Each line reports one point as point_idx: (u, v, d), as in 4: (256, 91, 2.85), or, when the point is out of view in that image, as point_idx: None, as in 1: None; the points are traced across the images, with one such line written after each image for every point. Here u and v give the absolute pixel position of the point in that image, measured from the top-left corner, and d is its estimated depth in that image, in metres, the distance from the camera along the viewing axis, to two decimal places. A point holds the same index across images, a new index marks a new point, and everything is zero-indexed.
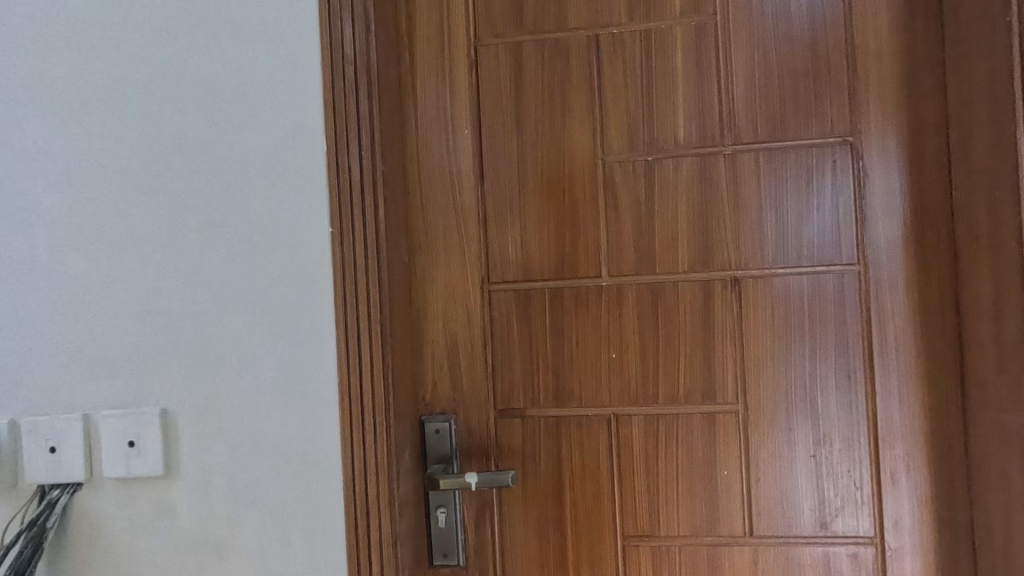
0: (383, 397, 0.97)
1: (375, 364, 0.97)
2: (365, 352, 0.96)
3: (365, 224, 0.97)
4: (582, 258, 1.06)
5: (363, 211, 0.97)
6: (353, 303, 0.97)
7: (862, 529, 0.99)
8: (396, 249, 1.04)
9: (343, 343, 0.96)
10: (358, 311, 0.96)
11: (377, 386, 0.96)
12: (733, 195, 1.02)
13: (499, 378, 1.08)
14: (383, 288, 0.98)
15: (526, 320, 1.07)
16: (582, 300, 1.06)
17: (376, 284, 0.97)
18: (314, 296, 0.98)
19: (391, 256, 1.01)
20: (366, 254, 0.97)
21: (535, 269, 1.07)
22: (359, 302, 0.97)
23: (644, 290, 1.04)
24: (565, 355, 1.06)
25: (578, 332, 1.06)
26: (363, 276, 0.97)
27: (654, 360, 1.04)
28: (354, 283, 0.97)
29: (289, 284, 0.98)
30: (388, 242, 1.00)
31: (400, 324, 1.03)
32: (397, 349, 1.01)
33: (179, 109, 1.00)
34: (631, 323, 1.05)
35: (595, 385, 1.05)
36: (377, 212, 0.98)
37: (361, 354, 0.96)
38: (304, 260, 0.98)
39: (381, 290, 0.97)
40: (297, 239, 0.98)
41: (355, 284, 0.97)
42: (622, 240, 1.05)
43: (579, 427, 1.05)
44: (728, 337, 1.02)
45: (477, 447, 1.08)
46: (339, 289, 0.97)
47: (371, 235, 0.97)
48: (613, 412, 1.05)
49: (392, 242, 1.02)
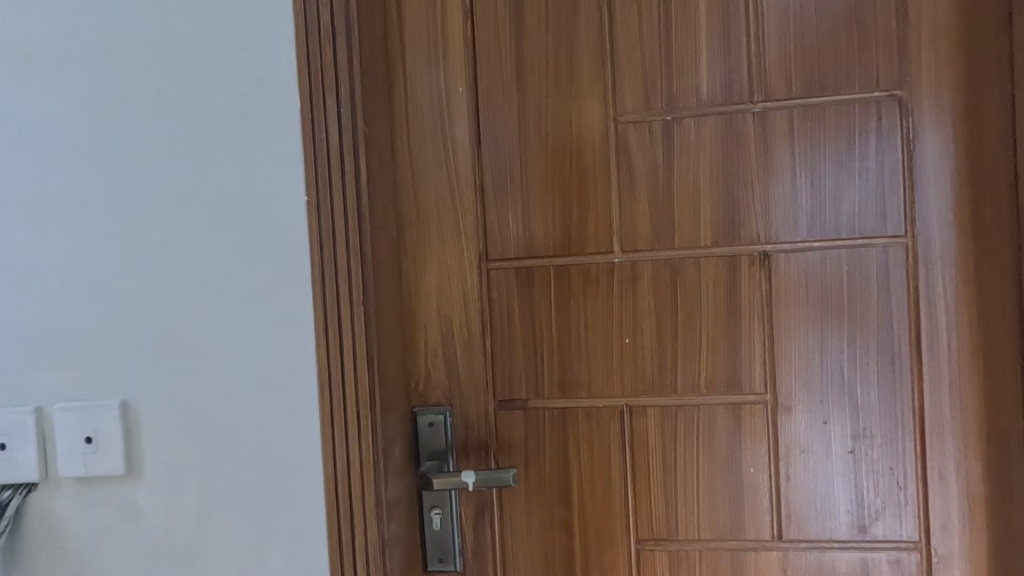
0: (369, 388, 0.86)
1: (360, 351, 0.86)
2: (349, 339, 0.85)
3: (347, 193, 0.86)
4: (591, 232, 0.94)
5: (344, 179, 0.86)
6: (334, 283, 0.85)
7: (905, 533, 0.88)
8: (382, 222, 0.92)
9: (324, 328, 0.86)
10: (340, 292, 0.85)
11: (362, 376, 0.86)
12: (764, 159, 0.90)
13: (498, 366, 0.97)
14: (368, 265, 0.86)
15: (529, 302, 0.96)
16: (592, 279, 0.94)
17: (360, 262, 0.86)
18: (291, 275, 0.87)
19: (377, 230, 0.90)
20: (349, 228, 0.86)
21: (539, 246, 0.96)
22: (341, 281, 0.85)
23: (662, 268, 0.93)
24: (573, 342, 0.95)
25: (588, 316, 0.95)
26: (345, 253, 0.85)
27: (673, 345, 0.93)
28: (335, 260, 0.85)
29: (262, 262, 0.87)
30: (374, 215, 0.88)
31: (388, 307, 0.92)
32: (385, 335, 0.90)
33: (133, 63, 0.88)
34: (647, 305, 0.93)
35: (607, 374, 0.94)
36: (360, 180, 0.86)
37: (344, 340, 0.85)
38: (279, 235, 0.87)
39: (366, 269, 0.86)
40: (270, 210, 0.87)
41: (336, 261, 0.85)
42: (637, 211, 0.93)
43: (588, 420, 0.95)
44: (756, 319, 0.91)
45: (475, 442, 0.98)
46: (318, 267, 0.86)
47: (354, 206, 0.86)
48: (626, 404, 0.94)
49: (378, 214, 0.90)
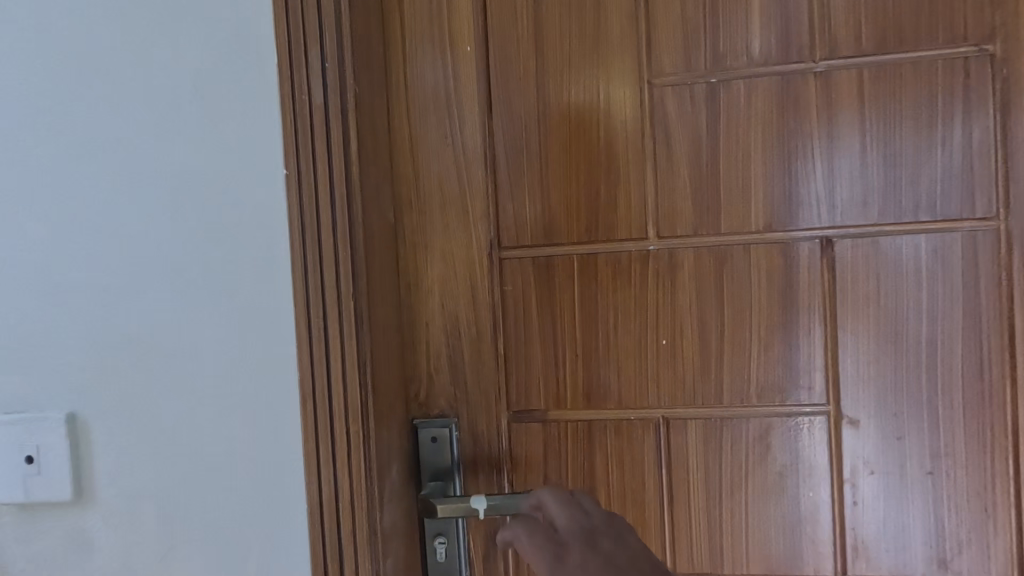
0: (360, 401, 0.72)
1: (350, 356, 0.72)
2: (337, 341, 0.71)
3: (334, 167, 0.71)
4: (622, 215, 0.81)
5: (330, 149, 0.71)
6: (318, 275, 0.71)
7: (994, 570, 0.75)
8: (377, 203, 0.78)
9: (307, 328, 0.72)
10: (326, 286, 0.71)
11: (352, 385, 0.72)
12: (828, 128, 0.76)
13: (513, 371, 0.83)
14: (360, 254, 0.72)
15: (549, 297, 0.82)
16: (622, 270, 0.81)
17: (350, 250, 0.71)
18: (268, 265, 0.73)
19: (371, 211, 0.75)
20: (336, 208, 0.71)
21: (560, 231, 0.82)
22: (327, 273, 0.71)
23: (705, 257, 0.79)
24: (600, 343, 0.81)
25: (617, 313, 0.81)
26: (332, 239, 0.71)
27: (719, 347, 0.79)
28: (320, 247, 0.71)
29: (234, 250, 0.73)
30: (366, 193, 0.74)
31: (384, 303, 0.79)
32: (380, 336, 0.76)
33: (74, 7, 0.73)
34: (686, 300, 0.80)
35: (639, 381, 0.81)
36: (351, 151, 0.72)
37: (331, 343, 0.71)
38: (253, 217, 0.73)
39: (357, 258, 0.72)
40: (241, 186, 0.73)
41: (321, 247, 0.71)
42: (676, 190, 0.79)
43: (618, 435, 0.81)
44: (817, 317, 0.77)
45: (486, 459, 0.84)
46: (299, 255, 0.71)
47: (342, 182, 0.71)
48: (663, 415, 0.80)
49: (373, 193, 0.76)
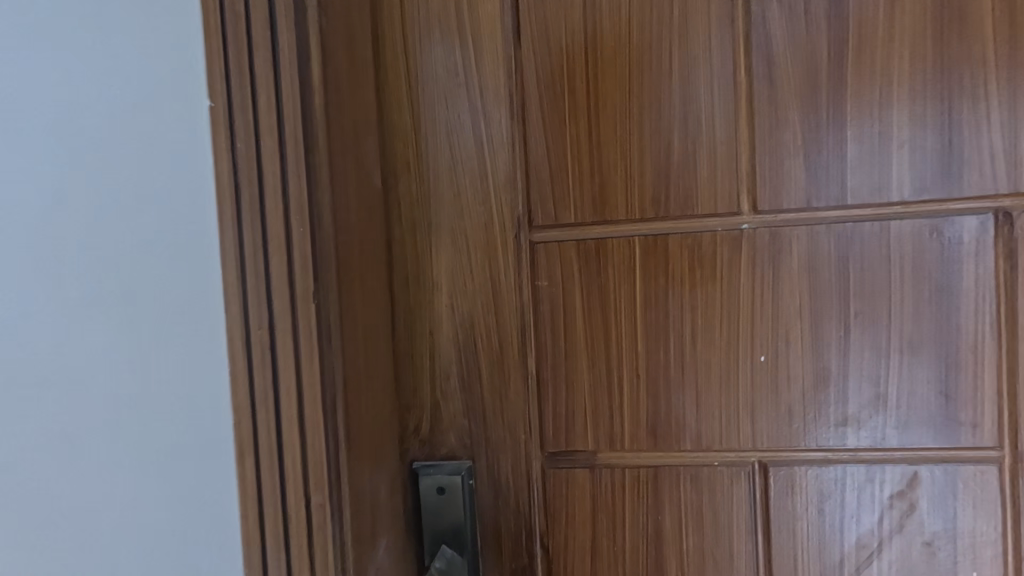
0: (328, 449, 0.50)
1: (312, 386, 0.49)
2: (292, 363, 0.49)
3: (285, 108, 0.48)
4: (703, 181, 0.58)
5: (280, 81, 0.48)
6: (263, 266, 0.48)
7: None
8: (356, 164, 0.55)
9: (246, 344, 0.49)
10: (274, 282, 0.49)
11: (317, 428, 0.49)
12: (1010, 48, 0.52)
13: (549, 396, 0.61)
14: (327, 235, 0.50)
15: (600, 296, 0.59)
16: (703, 258, 0.58)
17: (311, 229, 0.49)
18: (191, 253, 0.49)
19: (347, 174, 0.53)
20: (289, 168, 0.48)
21: (616, 205, 0.59)
22: (275, 263, 0.48)
23: (824, 238, 0.56)
24: (671, 359, 0.59)
25: (696, 319, 0.58)
26: (281, 214, 0.48)
27: (842, 366, 0.56)
28: (264, 226, 0.48)
29: (140, 231, 0.50)
30: (337, 147, 0.51)
31: (368, 304, 0.56)
32: (361, 353, 0.54)
33: None
34: (795, 301, 0.57)
35: (726, 413, 0.58)
36: (312, 86, 0.49)
37: (283, 366, 0.49)
38: (168, 181, 0.49)
39: (321, 241, 0.49)
40: (157, 136, 0.49)
41: (266, 225, 0.48)
42: (783, 144, 0.56)
43: (696, 485, 0.59)
44: (991, 323, 0.54)
45: (511, 516, 0.62)
46: (234, 237, 0.48)
47: (299, 130, 0.48)
48: (759, 459, 0.58)
49: (349, 149, 0.54)
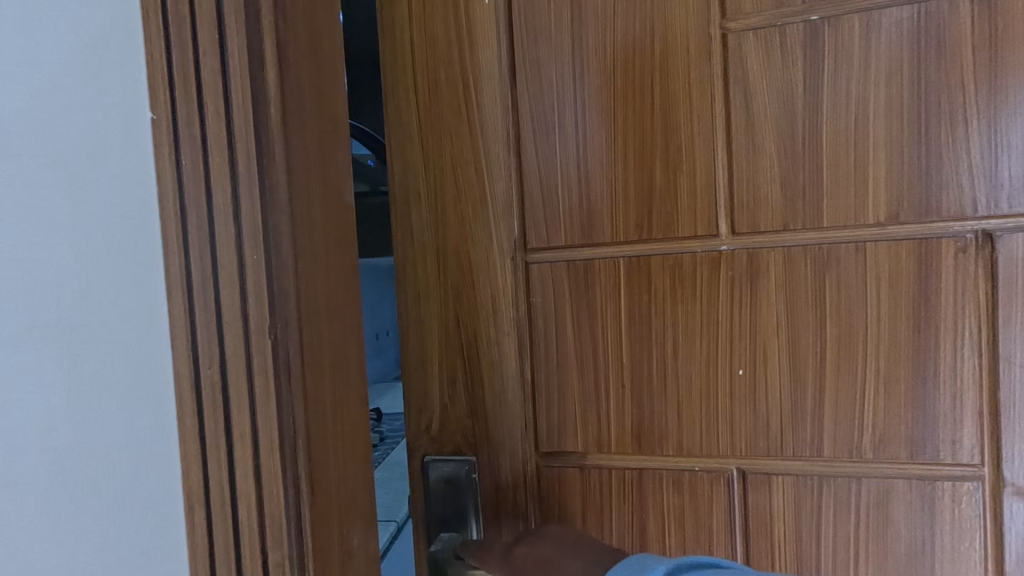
0: (289, 532, 0.41)
1: (270, 449, 0.40)
2: (249, 422, 0.40)
3: (232, 93, 0.39)
4: (684, 206, 0.62)
5: (228, 83, 0.39)
6: (213, 305, 0.39)
7: None
8: (324, 182, 0.44)
9: (196, 392, 0.40)
10: (226, 321, 0.39)
11: (274, 501, 0.40)
12: (990, 73, 0.53)
13: (542, 401, 0.67)
14: (287, 266, 0.40)
15: (588, 310, 0.65)
16: (684, 278, 0.62)
17: (267, 256, 0.39)
18: (121, 259, 0.40)
19: (309, 193, 0.42)
20: (242, 188, 0.39)
21: (602, 228, 0.64)
22: (227, 301, 0.39)
23: (802, 259, 0.59)
24: (655, 371, 0.63)
25: (677, 333, 0.62)
26: (232, 232, 0.39)
27: (818, 380, 0.59)
28: (211, 251, 0.39)
29: (60, 242, 0.40)
30: (296, 160, 0.40)
31: (347, 354, 0.45)
32: (340, 408, 0.44)
33: None
34: (772, 318, 0.60)
35: (706, 422, 0.62)
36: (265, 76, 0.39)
37: (238, 424, 0.40)
38: (96, 182, 0.40)
39: (278, 274, 0.39)
40: (88, 137, 0.40)
41: (218, 255, 0.39)
42: (760, 170, 0.59)
43: (678, 488, 0.63)
44: (969, 343, 0.55)
45: (508, 509, 0.69)
46: (181, 269, 0.39)
47: (250, 141, 0.39)
48: (738, 466, 0.62)
49: (317, 163, 0.43)
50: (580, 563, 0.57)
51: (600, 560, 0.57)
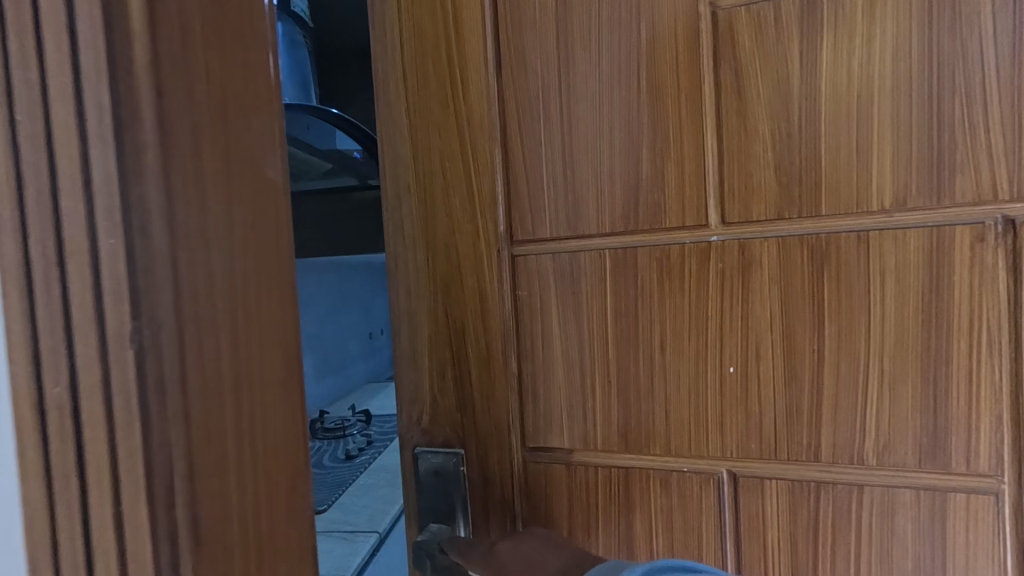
0: None
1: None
2: (112, 527, 0.23)
3: None
4: (672, 195, 0.59)
5: None
6: (56, 325, 0.22)
7: None
8: (235, 146, 0.26)
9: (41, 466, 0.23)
10: (76, 346, 0.22)
11: None
12: (1013, 40, 0.48)
13: (529, 396, 0.66)
14: (161, 274, 0.22)
15: (574, 304, 0.63)
16: (671, 270, 0.59)
17: (130, 238, 0.22)
18: None
19: (201, 156, 0.24)
20: (88, 120, 0.21)
21: (588, 219, 0.62)
22: (75, 332, 0.22)
23: (797, 250, 0.55)
24: (642, 368, 0.61)
25: (665, 328, 0.60)
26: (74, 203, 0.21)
27: (816, 380, 0.55)
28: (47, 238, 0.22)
29: None
30: (171, 97, 0.23)
31: (285, 399, 0.28)
32: (272, 504, 0.27)
33: None
34: (765, 313, 0.56)
35: (695, 422, 0.59)
36: None
37: (100, 525, 0.23)
38: None
39: (146, 287, 0.22)
40: None
41: (64, 252, 0.22)
42: (753, 155, 0.56)
43: (666, 489, 0.61)
44: (987, 342, 0.50)
45: (495, 503, 0.68)
46: (16, 257, 0.22)
47: (102, 58, 0.21)
48: (729, 468, 0.58)
49: (231, 116, 0.25)
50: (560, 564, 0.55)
51: (579, 560, 0.55)
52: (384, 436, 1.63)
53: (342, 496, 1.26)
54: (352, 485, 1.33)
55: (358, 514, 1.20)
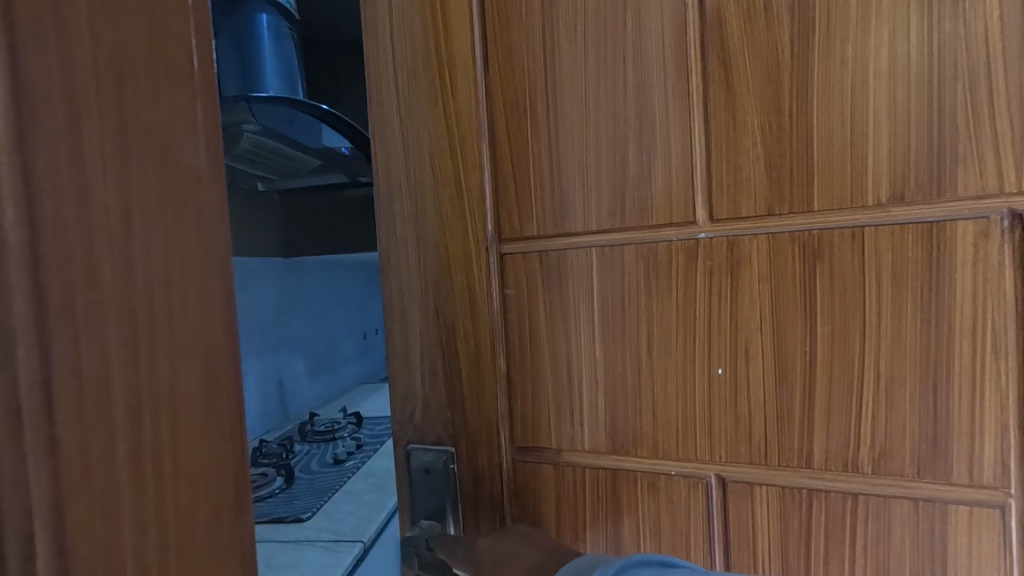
0: None
1: None
2: None
3: None
4: (659, 191, 0.57)
5: None
6: None
7: None
8: (133, 99, 0.23)
9: None
10: None
11: None
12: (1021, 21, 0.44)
13: (518, 396, 0.66)
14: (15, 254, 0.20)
15: (560, 303, 0.63)
16: (659, 269, 0.58)
17: None
18: None
19: (78, 126, 0.21)
20: None
21: (574, 217, 0.61)
22: None
23: (789, 248, 0.52)
24: (629, 369, 0.60)
25: (652, 329, 0.58)
26: None
27: (808, 384, 0.52)
28: None
29: None
30: (34, 49, 0.20)
31: (197, 420, 0.25)
32: (175, 521, 0.24)
33: None
34: (754, 313, 0.54)
35: (683, 424, 0.58)
36: None
37: None
38: None
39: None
40: None
41: None
42: (741, 149, 0.54)
43: (654, 492, 0.60)
44: (992, 345, 0.47)
45: (484, 502, 0.68)
46: None
47: None
48: (718, 473, 0.57)
49: (122, 89, 0.23)
50: (537, 561, 0.55)
51: (557, 559, 0.55)
52: (374, 441, 1.56)
53: (329, 502, 1.21)
54: (338, 490, 1.27)
55: (343, 521, 1.12)
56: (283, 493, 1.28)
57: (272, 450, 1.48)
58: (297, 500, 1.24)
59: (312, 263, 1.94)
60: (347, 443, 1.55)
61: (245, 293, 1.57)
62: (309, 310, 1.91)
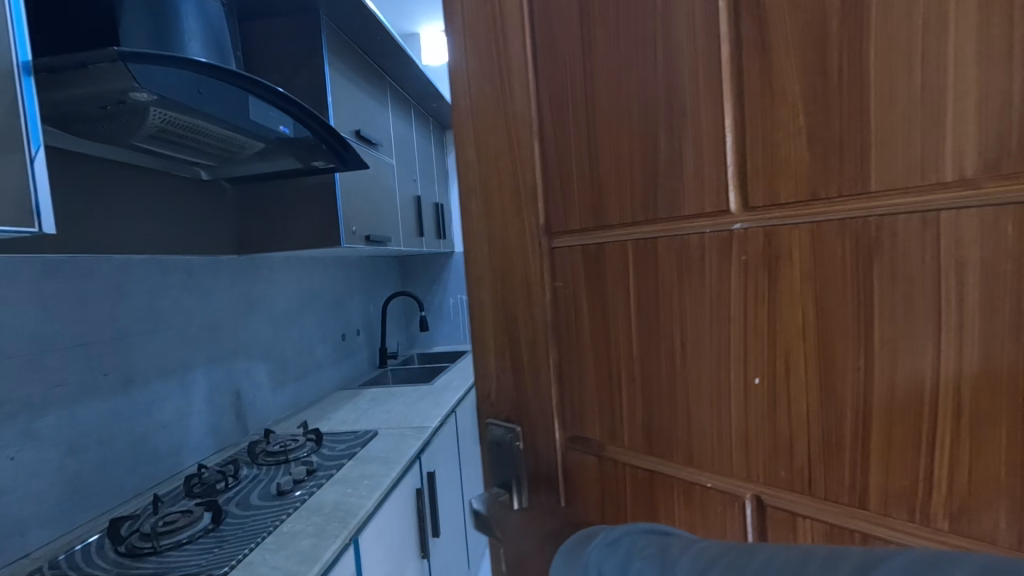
0: None
1: None
2: None
3: None
4: (689, 177, 0.52)
5: None
6: None
7: None
8: None
9: None
10: None
11: None
12: None
13: (567, 386, 0.68)
14: None
15: (600, 297, 0.62)
16: (691, 263, 0.53)
17: None
18: None
19: None
20: None
21: (610, 210, 0.60)
22: None
23: (831, 240, 0.43)
24: (664, 368, 0.57)
25: (685, 328, 0.54)
26: None
27: (863, 407, 0.42)
28: None
29: None
30: None
31: None
32: None
33: None
34: (794, 317, 0.46)
35: (717, 436, 0.53)
36: None
37: None
38: None
39: None
40: None
41: None
42: (779, 126, 0.45)
43: (688, 502, 0.56)
44: None
45: (541, 480, 0.72)
46: None
47: None
48: (755, 494, 0.50)
49: None
50: None
51: None
52: (328, 466, 1.53)
53: (255, 549, 1.08)
54: (268, 533, 1.16)
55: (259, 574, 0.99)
56: (211, 536, 1.15)
57: (210, 482, 1.41)
58: (223, 546, 1.11)
59: (277, 262, 2.07)
60: (297, 466, 1.50)
61: (191, 300, 1.60)
62: (274, 312, 2.04)
